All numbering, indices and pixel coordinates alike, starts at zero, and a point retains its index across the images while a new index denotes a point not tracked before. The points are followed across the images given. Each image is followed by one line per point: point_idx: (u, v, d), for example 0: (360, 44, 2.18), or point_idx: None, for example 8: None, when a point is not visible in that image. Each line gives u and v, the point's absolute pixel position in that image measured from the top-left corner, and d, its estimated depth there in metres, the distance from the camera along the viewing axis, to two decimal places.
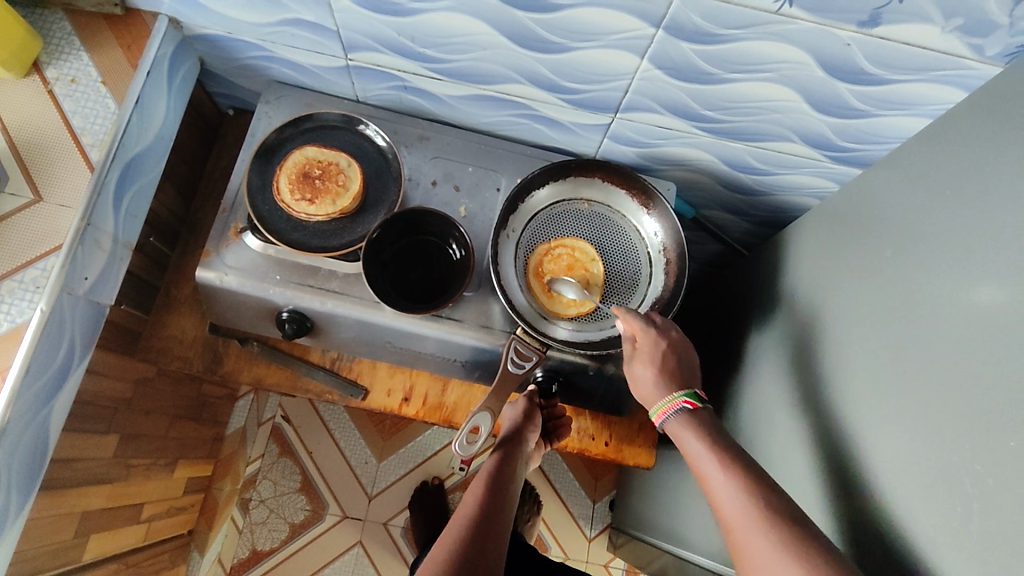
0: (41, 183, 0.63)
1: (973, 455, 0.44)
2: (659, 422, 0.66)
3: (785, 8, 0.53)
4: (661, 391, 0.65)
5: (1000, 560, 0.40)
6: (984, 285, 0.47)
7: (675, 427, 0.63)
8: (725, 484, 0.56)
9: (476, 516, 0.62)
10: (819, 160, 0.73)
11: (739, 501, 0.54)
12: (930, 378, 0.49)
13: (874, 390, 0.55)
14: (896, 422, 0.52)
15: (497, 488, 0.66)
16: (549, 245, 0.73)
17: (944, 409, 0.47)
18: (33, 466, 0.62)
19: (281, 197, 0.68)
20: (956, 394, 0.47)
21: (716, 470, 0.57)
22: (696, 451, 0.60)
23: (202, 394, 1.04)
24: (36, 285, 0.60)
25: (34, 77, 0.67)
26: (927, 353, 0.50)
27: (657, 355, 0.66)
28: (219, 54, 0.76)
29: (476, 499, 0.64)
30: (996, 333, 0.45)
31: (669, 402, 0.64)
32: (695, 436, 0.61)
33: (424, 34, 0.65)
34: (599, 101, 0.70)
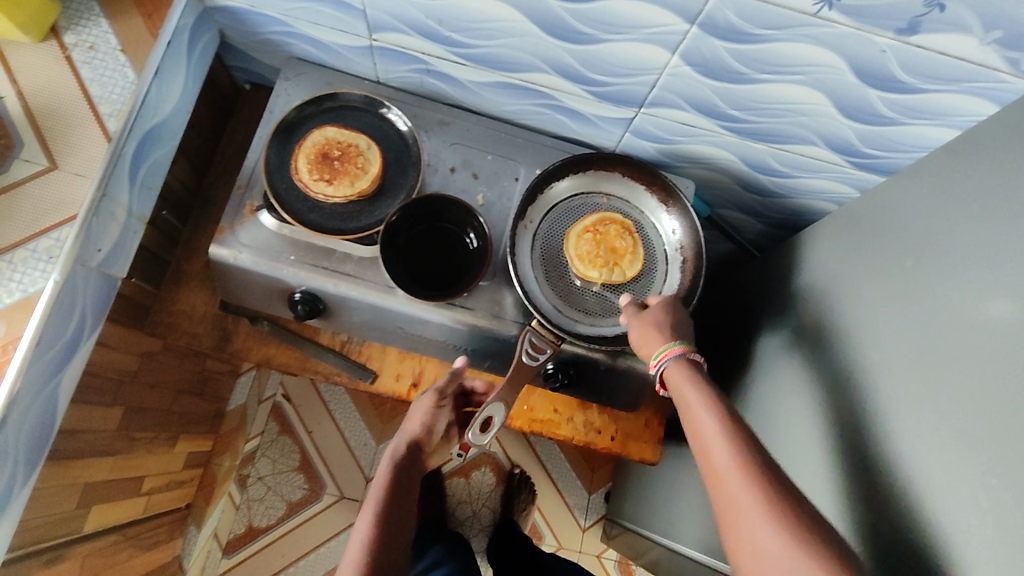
0: (56, 152, 0.62)
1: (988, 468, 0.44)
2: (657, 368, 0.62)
3: (824, 11, 0.52)
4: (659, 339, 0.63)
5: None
6: (1009, 301, 0.47)
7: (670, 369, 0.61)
8: (707, 417, 0.54)
9: (379, 521, 0.61)
10: (842, 166, 0.72)
11: (716, 435, 0.53)
12: (947, 391, 0.50)
13: (891, 400, 0.55)
14: (909, 432, 0.52)
15: (406, 482, 0.66)
16: (616, 227, 0.72)
17: (960, 421, 0.48)
18: (41, 438, 0.62)
19: (299, 177, 0.68)
20: (974, 406, 0.47)
21: (702, 407, 0.55)
22: (681, 383, 0.59)
23: (206, 369, 1.04)
24: (50, 255, 0.60)
25: (51, 42, 0.65)
26: (944, 365, 0.51)
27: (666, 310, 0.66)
28: (239, 27, 0.74)
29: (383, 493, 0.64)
30: (1018, 350, 0.44)
31: (668, 348, 0.62)
32: (681, 369, 0.60)
33: (452, 18, 0.64)
34: (624, 95, 0.69)
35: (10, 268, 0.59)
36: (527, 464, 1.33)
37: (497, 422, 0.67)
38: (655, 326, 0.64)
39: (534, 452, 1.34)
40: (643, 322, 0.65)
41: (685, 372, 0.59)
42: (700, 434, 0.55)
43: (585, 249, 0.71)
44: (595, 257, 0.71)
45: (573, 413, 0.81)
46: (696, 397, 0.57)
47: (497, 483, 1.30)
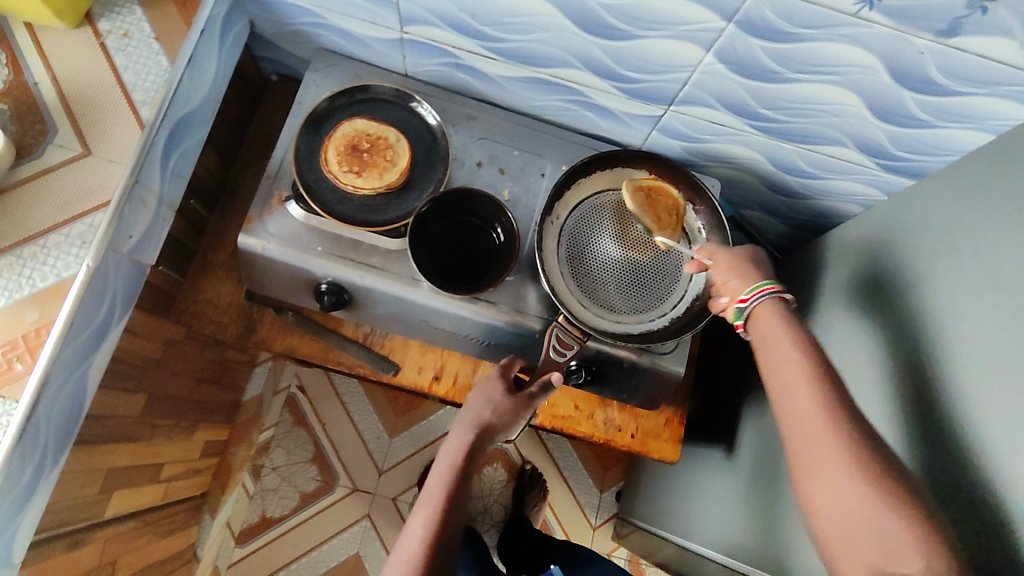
0: (89, 138, 0.63)
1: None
2: (743, 305, 0.59)
3: (864, 11, 0.52)
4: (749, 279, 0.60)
5: None
6: None
7: (761, 313, 0.57)
8: (792, 360, 0.52)
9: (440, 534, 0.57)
10: (871, 168, 0.72)
11: (801, 378, 0.51)
12: (983, 393, 0.49)
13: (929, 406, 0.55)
14: (945, 435, 0.52)
15: (460, 489, 0.61)
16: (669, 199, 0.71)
17: (996, 424, 0.47)
18: (70, 422, 0.62)
19: (329, 168, 0.68)
20: (1011, 409, 0.46)
21: (790, 350, 0.53)
22: (773, 338, 0.55)
23: (225, 358, 1.04)
24: (82, 240, 0.60)
25: (86, 29, 0.66)
26: (979, 368, 0.50)
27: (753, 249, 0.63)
28: (270, 18, 0.75)
29: (433, 508, 0.59)
30: None
31: (762, 285, 0.58)
32: (777, 319, 0.56)
33: (485, 12, 0.64)
34: (654, 92, 0.69)
35: (43, 253, 0.59)
36: (540, 461, 1.34)
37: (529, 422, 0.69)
38: (743, 263, 0.61)
39: (546, 449, 1.34)
40: (729, 257, 0.62)
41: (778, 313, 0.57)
42: (783, 374, 0.53)
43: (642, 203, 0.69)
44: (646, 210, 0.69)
45: (593, 410, 0.81)
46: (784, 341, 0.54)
47: (509, 480, 1.30)
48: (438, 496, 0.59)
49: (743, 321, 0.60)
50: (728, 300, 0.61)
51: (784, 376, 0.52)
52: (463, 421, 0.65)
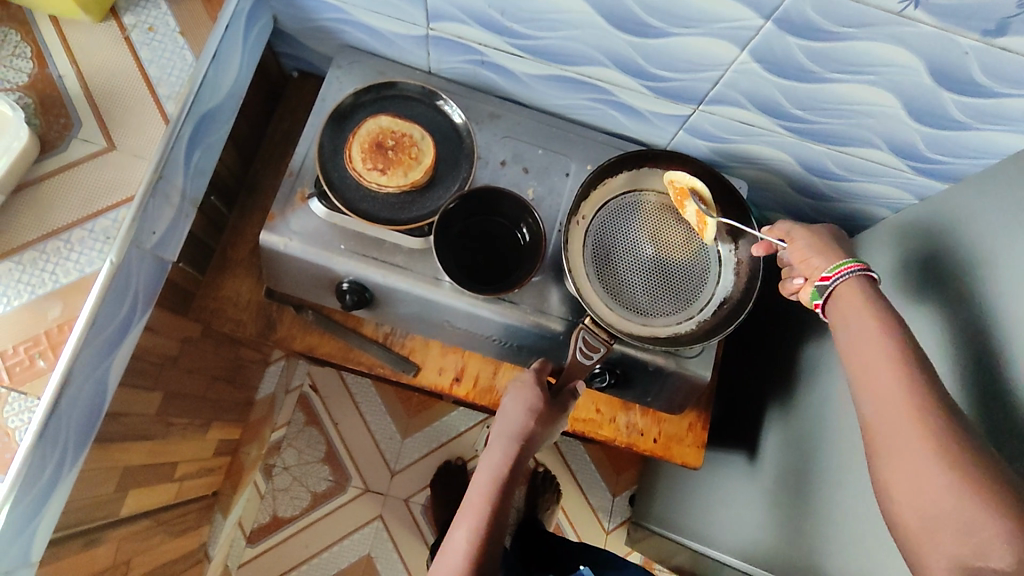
0: (113, 132, 0.62)
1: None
2: (829, 282, 0.56)
3: (909, 9, 0.50)
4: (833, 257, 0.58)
5: None
6: None
7: (846, 289, 0.54)
8: (878, 335, 0.50)
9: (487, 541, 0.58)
10: (903, 171, 0.71)
11: (889, 354, 0.49)
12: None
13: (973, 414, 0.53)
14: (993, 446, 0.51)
15: (503, 497, 0.61)
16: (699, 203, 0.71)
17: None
18: (91, 420, 0.61)
19: (353, 165, 0.67)
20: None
21: (875, 325, 0.51)
22: (860, 315, 0.52)
23: (239, 357, 1.03)
24: (106, 235, 0.59)
25: (111, 22, 0.65)
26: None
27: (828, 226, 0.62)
28: (294, 13, 0.74)
29: (474, 516, 0.59)
30: None
31: (847, 263, 0.56)
32: (863, 297, 0.53)
33: (516, 8, 0.63)
34: (684, 91, 0.68)
35: (66, 248, 0.58)
36: (553, 464, 1.32)
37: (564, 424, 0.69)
38: (823, 242, 0.59)
39: (559, 452, 1.33)
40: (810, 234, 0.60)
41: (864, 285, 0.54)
42: (866, 351, 0.50)
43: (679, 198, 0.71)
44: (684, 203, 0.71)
45: (615, 413, 0.79)
46: (869, 315, 0.52)
47: None
48: (479, 506, 0.60)
49: (822, 300, 0.57)
50: (803, 279, 0.60)
51: (869, 352, 0.50)
52: (499, 429, 0.66)
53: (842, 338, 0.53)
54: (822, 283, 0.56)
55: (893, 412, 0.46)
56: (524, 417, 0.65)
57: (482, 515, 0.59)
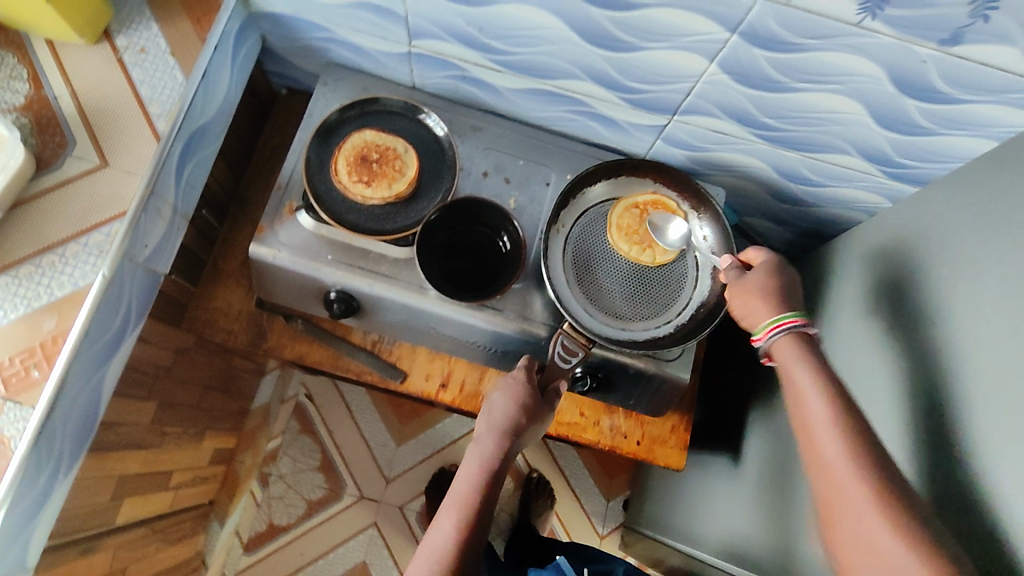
0: (106, 150, 0.64)
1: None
2: (763, 343, 0.60)
3: (866, 21, 0.52)
4: (769, 309, 0.60)
5: None
6: None
7: (780, 349, 0.58)
8: (805, 371, 0.55)
9: (465, 543, 0.59)
10: (874, 176, 0.72)
11: (816, 389, 0.53)
12: (992, 395, 0.49)
13: (941, 408, 0.54)
14: (951, 439, 0.52)
15: (485, 497, 0.62)
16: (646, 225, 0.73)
17: (1001, 426, 0.47)
18: (85, 428, 0.63)
19: (339, 179, 0.69)
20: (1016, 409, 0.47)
21: (802, 364, 0.55)
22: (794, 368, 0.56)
23: (232, 367, 1.05)
24: (99, 249, 0.61)
25: (104, 44, 0.67)
26: (988, 371, 0.50)
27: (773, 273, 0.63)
28: (282, 33, 0.77)
29: (455, 515, 0.61)
30: None
31: (778, 321, 0.59)
32: (795, 352, 0.57)
33: (493, 25, 0.65)
34: (658, 102, 0.70)
35: (61, 263, 0.60)
36: (546, 469, 1.34)
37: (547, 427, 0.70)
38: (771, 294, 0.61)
39: (552, 458, 1.34)
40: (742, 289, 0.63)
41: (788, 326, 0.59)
42: (800, 396, 0.54)
43: (628, 222, 0.73)
44: (633, 229, 0.73)
45: (599, 417, 0.81)
46: (796, 354, 0.56)
47: (515, 489, 1.30)
48: (460, 506, 0.61)
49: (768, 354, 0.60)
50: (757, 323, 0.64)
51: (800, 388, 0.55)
52: (484, 428, 0.66)
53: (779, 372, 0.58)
54: (757, 341, 0.61)
55: (830, 446, 0.50)
56: (511, 418, 0.66)
57: (463, 514, 0.61)
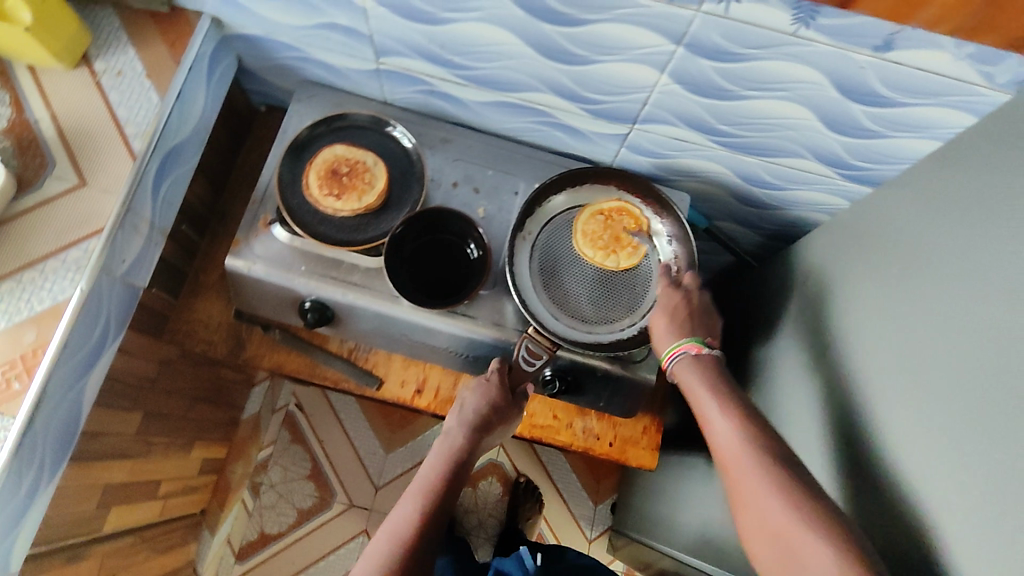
0: (85, 170, 0.67)
1: (963, 459, 0.45)
2: (668, 368, 0.67)
3: (801, 30, 0.54)
4: (671, 336, 0.68)
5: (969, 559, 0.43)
6: (988, 305, 0.48)
7: (679, 370, 0.66)
8: (720, 421, 0.59)
9: (426, 520, 0.61)
10: (831, 178, 0.74)
11: (730, 436, 0.57)
12: (930, 387, 0.50)
13: (880, 399, 0.56)
14: (889, 429, 0.54)
15: (449, 482, 0.64)
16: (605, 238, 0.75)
17: (937, 417, 0.49)
18: (66, 437, 0.65)
19: (310, 192, 0.72)
20: (948, 400, 0.48)
21: (716, 414, 0.59)
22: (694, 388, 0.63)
23: (220, 378, 1.08)
24: (77, 265, 0.64)
25: (83, 69, 0.70)
26: (927, 364, 0.51)
27: (670, 304, 0.69)
28: (256, 53, 0.80)
29: (419, 498, 0.62)
30: (1003, 358, 0.45)
31: (676, 347, 0.67)
32: (693, 372, 0.64)
33: (454, 42, 0.68)
34: (617, 112, 0.73)
35: (40, 278, 0.63)
36: (534, 475, 1.35)
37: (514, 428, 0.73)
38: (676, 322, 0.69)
39: (540, 462, 1.36)
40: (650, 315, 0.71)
41: (698, 374, 0.64)
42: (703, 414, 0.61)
43: (592, 228, 0.75)
44: (597, 235, 0.75)
45: (572, 419, 0.83)
46: (711, 405, 0.61)
47: (503, 494, 1.32)
48: (423, 488, 0.63)
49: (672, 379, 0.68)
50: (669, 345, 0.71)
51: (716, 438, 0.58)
52: (454, 422, 0.69)
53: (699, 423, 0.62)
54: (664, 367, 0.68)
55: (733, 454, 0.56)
56: (479, 413, 0.69)
57: (427, 497, 0.62)
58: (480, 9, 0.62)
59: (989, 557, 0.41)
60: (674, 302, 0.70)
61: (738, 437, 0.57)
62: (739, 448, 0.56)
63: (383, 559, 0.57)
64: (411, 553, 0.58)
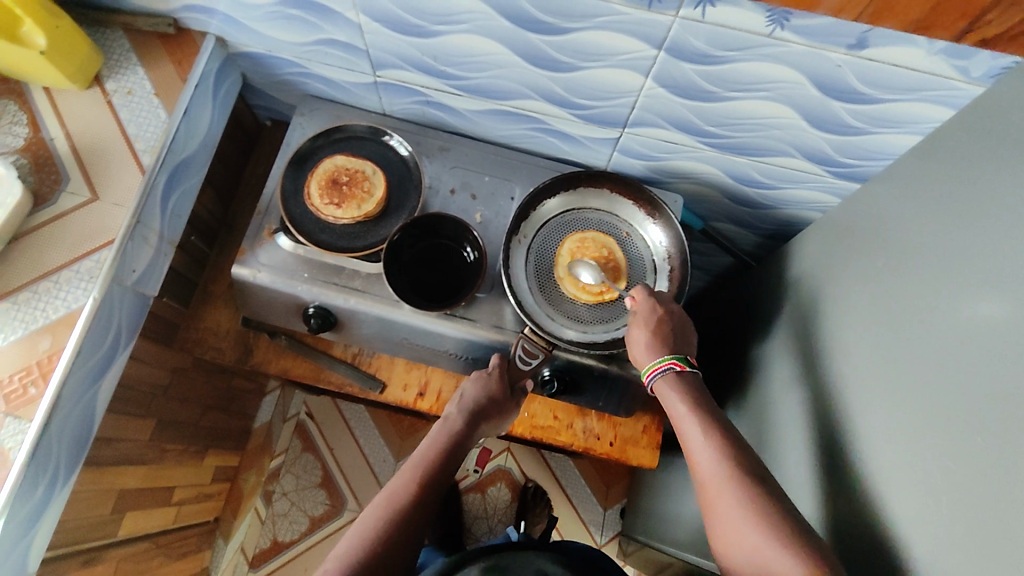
0: (97, 185, 0.70)
1: (951, 463, 0.47)
2: (649, 382, 0.68)
3: (778, 32, 0.56)
4: (651, 352, 0.68)
5: (959, 546, 0.45)
6: (975, 296, 0.48)
7: (660, 386, 0.66)
8: (704, 450, 0.59)
9: (420, 487, 0.61)
10: (821, 175, 0.75)
11: (716, 468, 0.57)
12: (918, 392, 0.52)
13: (879, 394, 0.57)
14: (881, 431, 0.55)
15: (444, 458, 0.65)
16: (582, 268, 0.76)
17: (927, 422, 0.50)
18: (80, 441, 0.68)
19: (311, 201, 0.74)
20: (934, 406, 0.50)
21: (702, 443, 0.60)
22: (671, 403, 0.65)
23: (232, 387, 1.11)
24: (90, 275, 0.67)
25: (95, 89, 0.74)
26: (914, 369, 0.53)
27: (651, 321, 0.69)
28: (259, 70, 0.83)
29: (417, 471, 0.63)
30: (993, 349, 0.45)
31: (656, 364, 0.67)
32: (671, 387, 0.65)
33: (446, 54, 0.70)
34: (607, 116, 0.74)
35: (56, 288, 0.66)
36: (543, 480, 1.36)
37: (509, 420, 0.74)
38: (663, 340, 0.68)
39: (549, 467, 1.37)
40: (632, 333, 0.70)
41: (680, 399, 0.64)
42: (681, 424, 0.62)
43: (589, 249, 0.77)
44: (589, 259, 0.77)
45: (572, 419, 0.85)
46: (695, 432, 0.61)
47: (512, 500, 1.33)
48: (417, 460, 0.64)
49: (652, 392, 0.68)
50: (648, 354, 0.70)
51: (700, 468, 0.59)
52: (455, 405, 0.70)
53: (683, 447, 0.62)
54: (645, 381, 0.69)
55: (711, 470, 0.58)
56: (480, 400, 0.70)
57: (424, 471, 0.63)
58: (467, 21, 0.64)
59: (976, 559, 0.43)
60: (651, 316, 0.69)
61: (722, 469, 0.57)
62: (724, 482, 0.56)
63: (376, 522, 0.57)
64: (405, 520, 0.58)
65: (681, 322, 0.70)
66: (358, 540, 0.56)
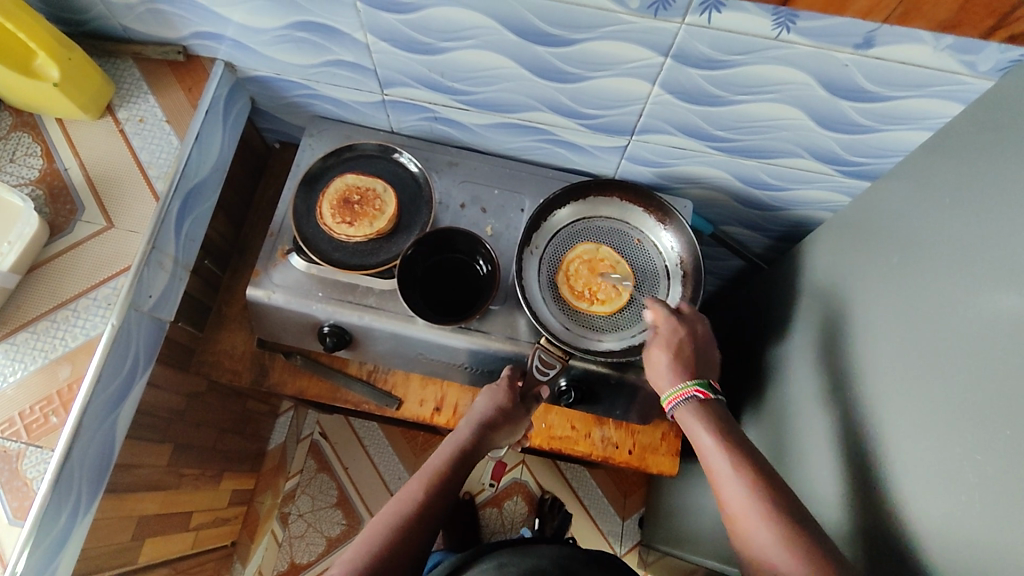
0: (112, 212, 0.71)
1: (977, 456, 0.46)
2: (669, 409, 0.67)
3: (783, 34, 0.56)
4: (674, 378, 0.67)
5: (991, 540, 0.44)
6: (993, 288, 0.48)
7: (683, 413, 0.65)
8: (732, 481, 0.58)
9: (425, 496, 0.59)
10: (831, 175, 0.76)
11: (745, 502, 0.56)
12: (936, 389, 0.52)
13: (898, 390, 0.56)
14: (901, 429, 0.55)
15: (453, 467, 0.63)
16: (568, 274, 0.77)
17: (949, 416, 0.50)
18: (101, 468, 0.68)
19: (324, 221, 0.75)
20: (954, 403, 0.49)
21: (731, 477, 0.58)
22: (694, 428, 0.64)
23: (246, 409, 1.10)
24: (107, 302, 0.67)
25: (108, 118, 0.75)
26: (932, 367, 0.52)
27: (673, 345, 0.68)
28: (268, 93, 0.84)
29: (425, 479, 0.61)
30: (1013, 339, 0.45)
31: (681, 391, 0.66)
32: (695, 416, 0.64)
33: (453, 69, 0.71)
34: (614, 125, 0.75)
35: (74, 316, 0.66)
36: (560, 492, 1.35)
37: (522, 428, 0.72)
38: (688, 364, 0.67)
39: (565, 479, 1.37)
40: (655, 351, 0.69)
41: (705, 429, 0.62)
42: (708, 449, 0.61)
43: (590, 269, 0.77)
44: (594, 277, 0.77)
45: (590, 428, 0.84)
46: (725, 468, 0.59)
47: (529, 513, 1.32)
48: (426, 469, 0.62)
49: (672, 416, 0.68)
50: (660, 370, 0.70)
51: (726, 495, 0.58)
52: (466, 419, 0.68)
53: (710, 477, 0.61)
54: (667, 407, 0.68)
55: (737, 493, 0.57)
56: (490, 410, 0.68)
57: (431, 481, 0.60)
58: (474, 37, 0.65)
59: (1005, 558, 0.42)
60: (676, 339, 0.69)
61: (752, 500, 0.56)
62: (756, 515, 0.55)
63: (379, 530, 0.55)
64: (412, 526, 0.56)
65: (703, 345, 0.70)
66: (364, 546, 0.54)
